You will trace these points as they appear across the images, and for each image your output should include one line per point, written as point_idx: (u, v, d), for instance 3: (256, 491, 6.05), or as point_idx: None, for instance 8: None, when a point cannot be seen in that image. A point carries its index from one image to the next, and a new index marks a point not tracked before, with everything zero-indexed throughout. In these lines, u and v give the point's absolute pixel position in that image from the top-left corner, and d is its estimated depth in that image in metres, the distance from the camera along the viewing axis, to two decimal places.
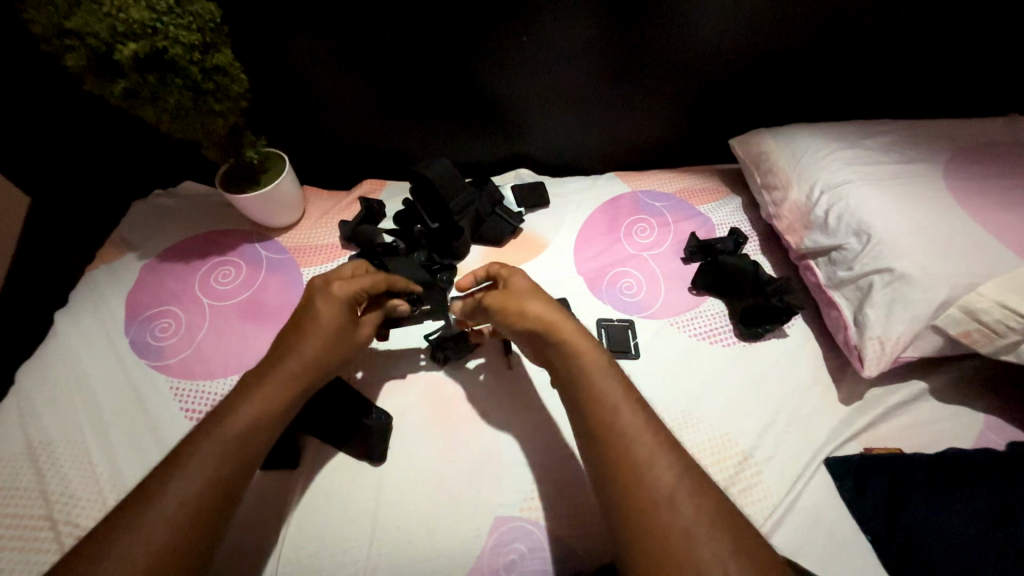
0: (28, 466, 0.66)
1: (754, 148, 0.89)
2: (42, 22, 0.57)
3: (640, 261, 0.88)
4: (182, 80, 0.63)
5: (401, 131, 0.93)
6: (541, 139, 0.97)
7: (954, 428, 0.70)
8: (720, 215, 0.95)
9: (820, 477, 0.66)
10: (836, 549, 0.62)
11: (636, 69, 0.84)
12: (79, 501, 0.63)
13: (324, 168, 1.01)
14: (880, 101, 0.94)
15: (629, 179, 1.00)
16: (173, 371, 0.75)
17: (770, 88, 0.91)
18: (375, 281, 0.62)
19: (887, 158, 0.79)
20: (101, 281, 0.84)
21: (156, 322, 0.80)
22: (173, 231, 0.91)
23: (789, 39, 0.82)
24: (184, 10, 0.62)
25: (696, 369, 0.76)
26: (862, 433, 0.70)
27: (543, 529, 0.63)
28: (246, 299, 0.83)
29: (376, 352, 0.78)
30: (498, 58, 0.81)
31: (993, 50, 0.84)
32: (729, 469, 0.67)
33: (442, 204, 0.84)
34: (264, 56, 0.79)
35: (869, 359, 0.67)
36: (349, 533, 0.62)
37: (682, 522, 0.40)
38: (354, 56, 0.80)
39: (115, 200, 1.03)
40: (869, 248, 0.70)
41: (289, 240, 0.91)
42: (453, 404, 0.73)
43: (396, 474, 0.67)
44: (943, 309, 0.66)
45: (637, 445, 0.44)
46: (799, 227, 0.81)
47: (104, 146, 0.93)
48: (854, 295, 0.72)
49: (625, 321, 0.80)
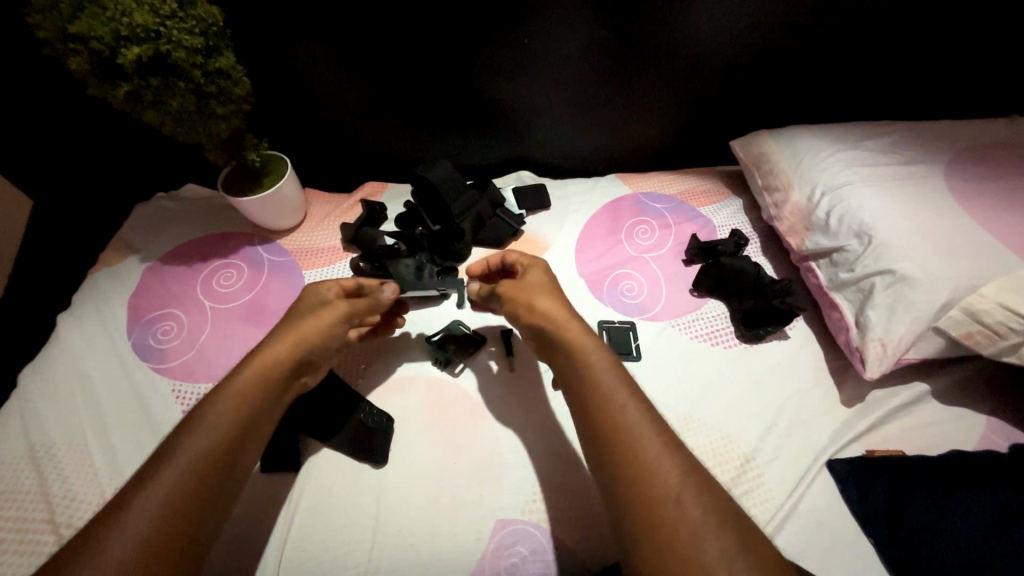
0: (30, 469, 0.66)
1: (755, 149, 0.90)
2: (47, 27, 0.58)
3: (641, 263, 0.88)
4: (185, 83, 0.64)
5: (402, 133, 0.93)
6: (542, 141, 0.97)
7: (956, 429, 0.70)
8: (721, 217, 0.95)
9: (822, 480, 0.66)
10: (837, 552, 0.61)
11: (637, 71, 0.85)
12: (80, 504, 0.64)
13: (326, 170, 1.01)
14: (882, 102, 0.94)
15: (630, 181, 1.00)
16: (174, 374, 0.75)
17: (771, 89, 0.91)
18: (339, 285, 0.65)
19: (888, 159, 0.79)
20: (103, 284, 0.84)
21: (158, 325, 0.80)
22: (175, 235, 0.92)
23: (790, 40, 0.82)
24: (187, 14, 0.62)
25: (697, 372, 0.76)
26: (864, 436, 0.70)
27: (545, 533, 0.63)
28: (247, 302, 0.83)
29: (378, 354, 0.78)
30: (500, 61, 0.81)
31: (994, 50, 0.84)
32: (730, 472, 0.67)
33: (443, 207, 0.84)
34: (267, 59, 0.79)
35: (871, 361, 0.67)
36: (350, 535, 0.62)
37: (690, 521, 0.40)
38: (356, 59, 0.80)
39: (117, 204, 1.04)
40: (870, 249, 0.70)
41: (291, 243, 0.91)
42: (454, 407, 0.73)
43: (397, 476, 0.67)
44: (945, 310, 0.65)
45: (645, 444, 0.44)
46: (800, 228, 0.81)
47: (107, 149, 0.93)
48: (856, 297, 0.72)
49: (626, 323, 0.80)
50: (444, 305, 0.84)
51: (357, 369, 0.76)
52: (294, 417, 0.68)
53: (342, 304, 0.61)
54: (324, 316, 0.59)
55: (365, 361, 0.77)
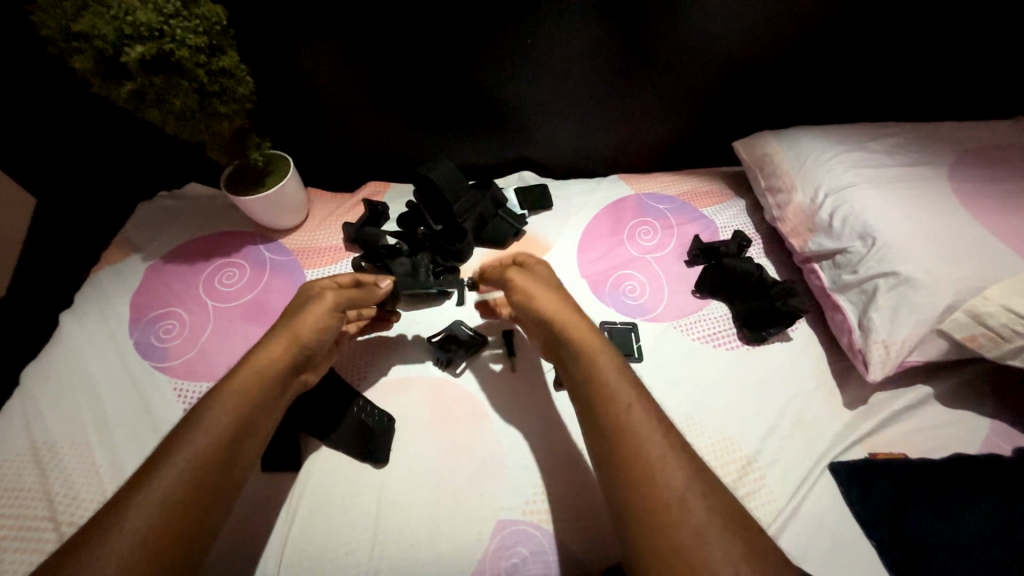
0: (32, 467, 0.66)
1: (757, 150, 0.89)
2: (51, 25, 0.58)
3: (644, 263, 0.88)
4: (188, 82, 0.64)
5: (404, 133, 0.93)
6: (545, 142, 0.97)
7: (960, 433, 0.70)
8: (723, 218, 0.95)
9: (825, 483, 0.66)
10: (840, 554, 0.61)
11: (640, 71, 0.84)
12: (82, 501, 0.64)
13: (329, 170, 1.01)
14: (886, 103, 0.93)
15: (632, 181, 1.00)
16: (176, 373, 0.75)
17: (774, 90, 0.90)
18: (332, 281, 0.63)
19: (892, 160, 0.78)
20: (106, 282, 0.85)
21: (160, 323, 0.80)
22: (177, 234, 0.92)
23: (794, 41, 0.82)
24: (191, 13, 0.62)
25: (699, 373, 0.76)
26: (867, 438, 0.70)
27: (546, 534, 0.62)
28: (249, 301, 0.83)
29: (378, 354, 0.78)
30: (502, 62, 0.81)
31: (998, 52, 0.84)
32: (731, 474, 0.66)
33: (444, 206, 0.84)
34: (270, 58, 0.79)
35: (874, 363, 0.67)
36: (350, 537, 0.62)
37: (694, 522, 0.39)
38: (359, 59, 0.80)
39: (120, 202, 1.04)
40: (874, 251, 0.70)
41: (293, 242, 0.91)
42: (456, 406, 0.73)
43: (398, 477, 0.67)
44: (949, 313, 0.65)
45: (648, 445, 0.44)
46: (803, 229, 0.80)
47: (110, 147, 0.94)
48: (859, 299, 0.71)
49: (628, 324, 0.80)
50: (445, 305, 0.84)
51: (360, 369, 0.76)
52: (295, 416, 0.68)
53: (330, 293, 0.60)
54: (312, 315, 0.58)
55: (366, 360, 0.77)
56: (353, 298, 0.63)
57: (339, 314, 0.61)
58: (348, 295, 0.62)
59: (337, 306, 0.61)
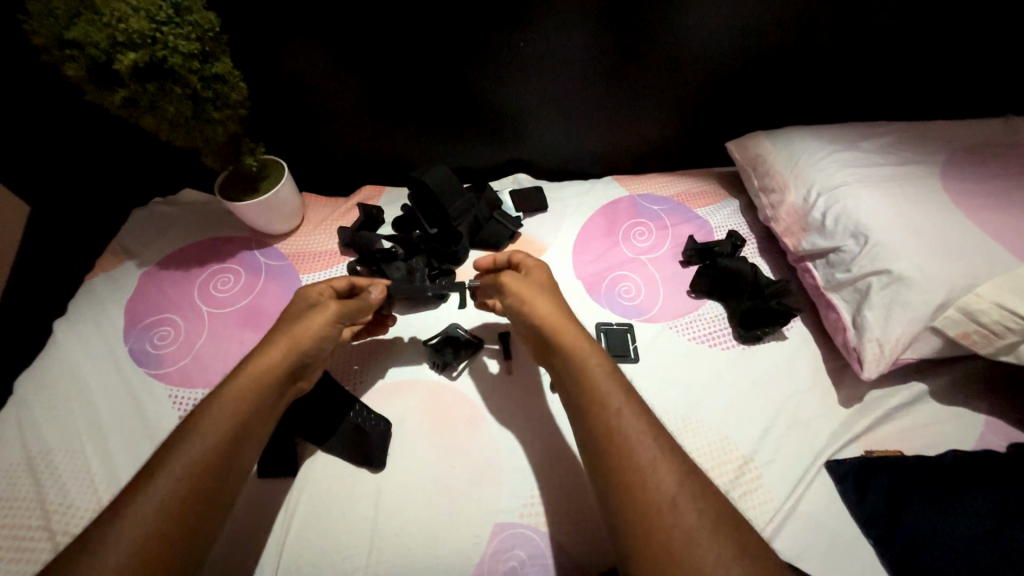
0: (27, 476, 0.66)
1: (751, 150, 0.90)
2: (43, 33, 0.58)
3: (639, 264, 0.88)
4: (182, 88, 0.64)
5: (400, 137, 0.94)
6: (540, 145, 0.98)
7: (954, 430, 0.70)
8: (718, 218, 0.95)
9: (821, 481, 0.66)
10: (836, 553, 0.61)
11: (634, 74, 0.85)
12: (78, 510, 0.63)
13: (326, 175, 1.02)
14: (880, 103, 0.94)
15: (628, 183, 1.01)
16: (172, 380, 0.75)
17: (767, 90, 0.91)
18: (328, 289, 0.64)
19: (883, 159, 0.79)
20: (101, 289, 0.84)
21: (155, 330, 0.80)
22: (172, 240, 0.92)
23: (785, 43, 0.83)
24: (184, 19, 0.62)
25: (696, 373, 0.76)
26: (862, 437, 0.70)
27: (545, 536, 0.62)
28: (245, 306, 0.83)
29: (374, 356, 0.78)
30: (496, 65, 0.82)
31: (991, 51, 0.84)
32: (728, 474, 0.67)
33: (440, 211, 0.85)
34: (265, 63, 0.79)
35: (869, 361, 0.67)
36: (349, 542, 0.62)
37: (686, 526, 0.40)
38: (355, 66, 0.81)
39: (116, 208, 1.04)
40: (866, 250, 0.71)
41: (288, 247, 0.91)
42: (453, 411, 0.73)
43: (396, 481, 0.67)
44: (942, 310, 0.65)
45: (640, 450, 0.44)
46: (797, 229, 0.81)
47: (105, 153, 0.94)
48: (853, 297, 0.72)
49: (625, 325, 0.80)
50: (443, 307, 0.84)
51: (356, 373, 0.76)
52: (292, 421, 0.68)
53: (334, 303, 0.61)
54: (312, 324, 0.58)
55: (362, 364, 0.77)
56: (353, 308, 0.64)
57: (338, 322, 0.61)
58: (349, 306, 0.63)
59: (339, 316, 0.61)
